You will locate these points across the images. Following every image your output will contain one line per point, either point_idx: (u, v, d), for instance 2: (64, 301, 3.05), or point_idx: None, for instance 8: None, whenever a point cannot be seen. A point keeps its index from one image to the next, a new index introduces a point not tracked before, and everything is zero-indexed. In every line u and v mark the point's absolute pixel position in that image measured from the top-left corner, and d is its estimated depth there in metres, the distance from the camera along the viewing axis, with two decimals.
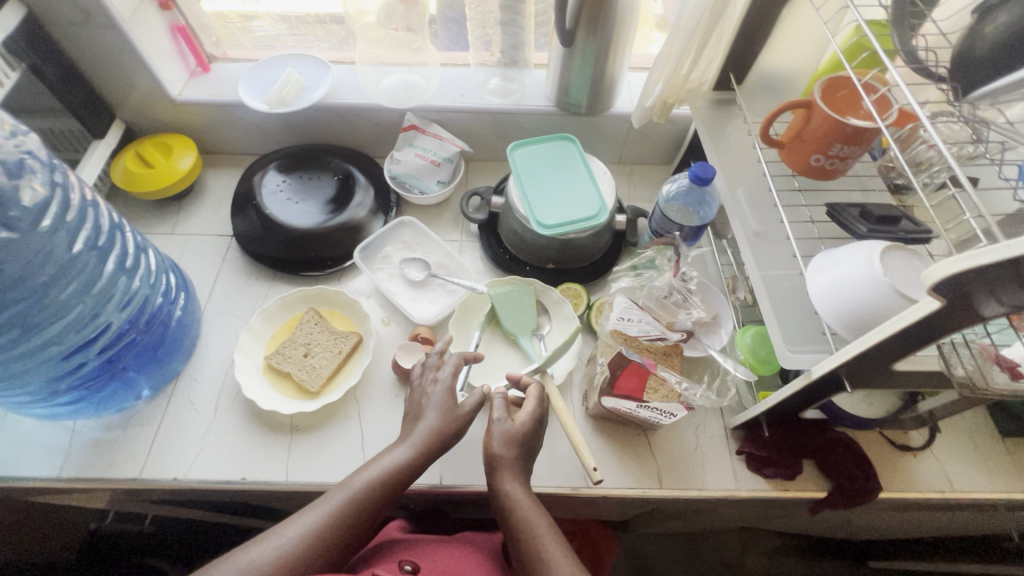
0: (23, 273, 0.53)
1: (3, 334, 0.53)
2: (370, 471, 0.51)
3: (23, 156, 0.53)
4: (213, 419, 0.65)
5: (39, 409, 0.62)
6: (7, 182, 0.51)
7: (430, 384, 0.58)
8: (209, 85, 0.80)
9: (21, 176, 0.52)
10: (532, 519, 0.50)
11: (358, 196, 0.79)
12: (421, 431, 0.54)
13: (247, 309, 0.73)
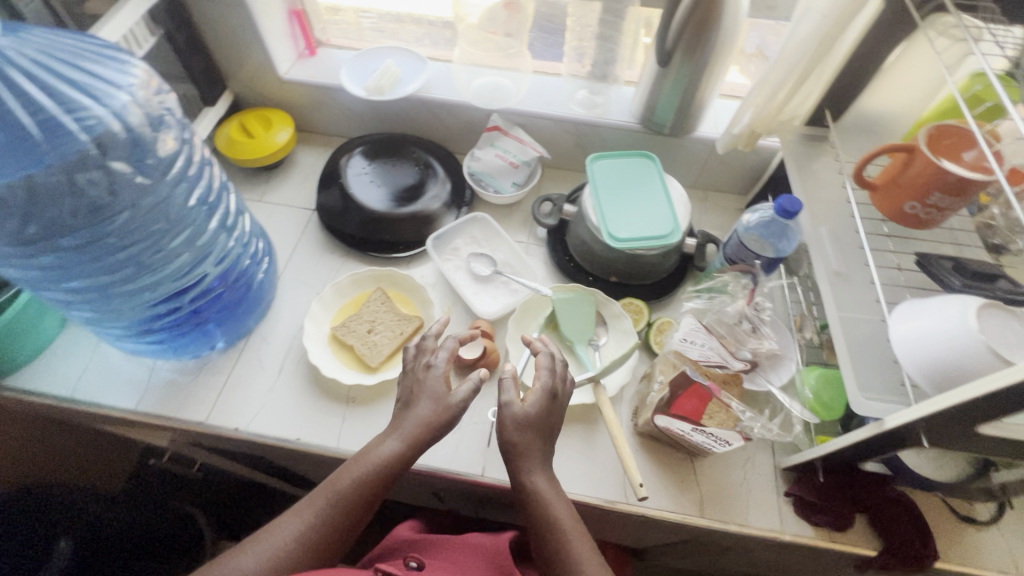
0: (146, 218, 0.58)
1: (118, 271, 0.58)
2: (359, 464, 0.53)
3: (164, 112, 0.57)
4: (277, 378, 0.69)
5: (128, 344, 0.67)
6: (148, 132, 0.56)
7: (423, 368, 0.58)
8: (314, 68, 0.85)
9: (159, 129, 0.57)
10: (556, 507, 0.52)
11: (436, 188, 0.82)
12: (409, 424, 0.55)
13: (321, 280, 0.77)
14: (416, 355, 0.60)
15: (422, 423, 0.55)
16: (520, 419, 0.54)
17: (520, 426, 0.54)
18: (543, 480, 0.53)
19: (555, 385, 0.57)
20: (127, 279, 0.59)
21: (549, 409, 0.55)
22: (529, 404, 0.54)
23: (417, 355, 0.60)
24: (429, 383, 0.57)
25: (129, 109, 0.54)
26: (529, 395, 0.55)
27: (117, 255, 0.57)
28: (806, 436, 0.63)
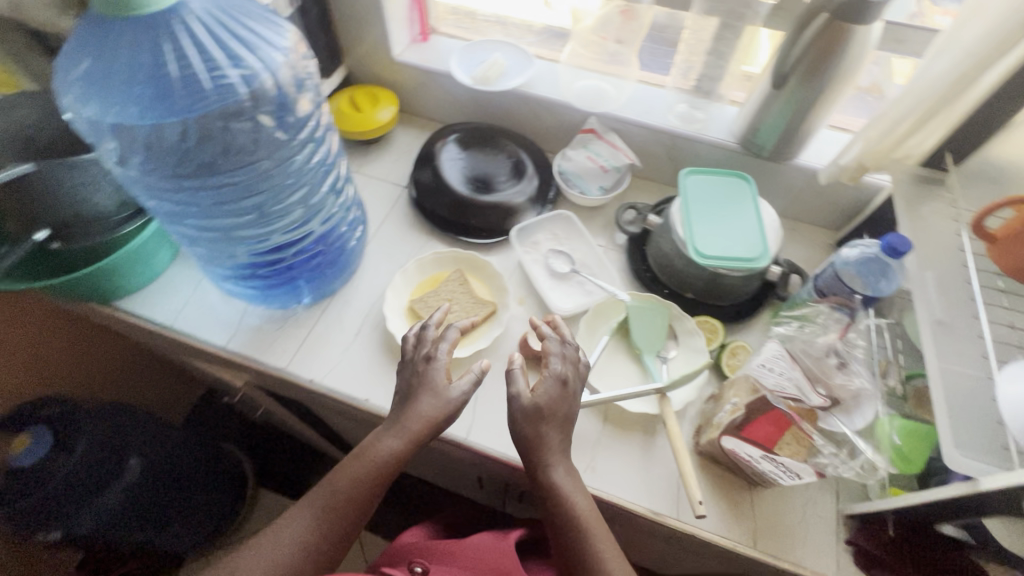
0: (272, 170, 0.64)
1: (242, 214, 0.64)
2: (360, 462, 0.56)
3: (308, 76, 0.62)
4: (354, 339, 0.72)
5: (227, 285, 0.73)
6: (291, 92, 0.61)
7: (424, 360, 0.61)
8: (425, 53, 0.89)
9: (300, 91, 0.62)
10: (575, 500, 0.55)
11: (525, 181, 0.84)
12: (409, 423, 0.57)
13: (403, 253, 0.80)
14: (415, 351, 0.62)
15: (417, 424, 0.57)
16: (532, 410, 0.57)
17: (531, 421, 0.57)
18: (564, 475, 0.56)
19: (565, 373, 0.59)
20: (245, 224, 0.66)
21: (564, 401, 0.58)
22: (539, 396, 0.57)
23: (416, 351, 0.62)
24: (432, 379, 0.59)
25: (281, 68, 0.58)
26: (537, 386, 0.58)
27: (244, 201, 0.64)
28: (878, 486, 0.60)
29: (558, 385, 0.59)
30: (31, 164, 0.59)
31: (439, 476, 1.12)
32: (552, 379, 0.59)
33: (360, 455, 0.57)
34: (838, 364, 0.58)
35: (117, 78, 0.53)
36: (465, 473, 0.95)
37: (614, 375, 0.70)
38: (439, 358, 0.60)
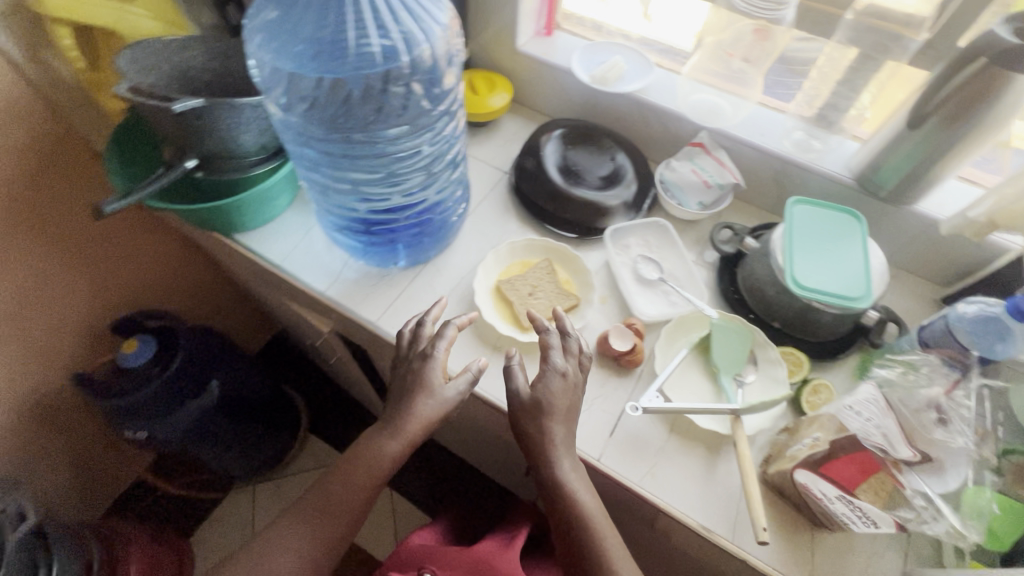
0: (404, 132, 0.70)
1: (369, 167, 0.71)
2: (364, 466, 0.65)
3: (456, 54, 0.68)
4: (441, 307, 0.75)
5: (333, 237, 0.79)
6: (440, 66, 0.67)
7: (418, 358, 0.66)
8: (547, 47, 0.92)
9: (447, 66, 0.68)
10: (580, 496, 0.59)
11: (625, 185, 0.85)
12: (407, 426, 0.64)
13: (497, 234, 0.83)
14: (414, 346, 0.68)
15: (410, 429, 0.64)
16: (531, 403, 0.62)
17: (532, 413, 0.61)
18: (569, 469, 0.60)
19: (566, 367, 0.63)
20: (372, 182, 0.73)
21: (568, 398, 0.62)
22: (539, 390, 0.62)
23: (412, 351, 0.68)
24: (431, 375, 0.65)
25: (438, 42, 0.65)
26: (535, 382, 0.62)
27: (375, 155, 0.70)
28: (956, 556, 0.57)
29: (563, 378, 0.63)
30: (201, 100, 0.63)
31: (480, 458, 1.15)
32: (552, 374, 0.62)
33: (359, 456, 0.65)
34: (938, 419, 0.54)
35: (295, 37, 0.64)
36: (511, 459, 0.97)
37: (687, 389, 0.70)
38: (435, 356, 0.66)
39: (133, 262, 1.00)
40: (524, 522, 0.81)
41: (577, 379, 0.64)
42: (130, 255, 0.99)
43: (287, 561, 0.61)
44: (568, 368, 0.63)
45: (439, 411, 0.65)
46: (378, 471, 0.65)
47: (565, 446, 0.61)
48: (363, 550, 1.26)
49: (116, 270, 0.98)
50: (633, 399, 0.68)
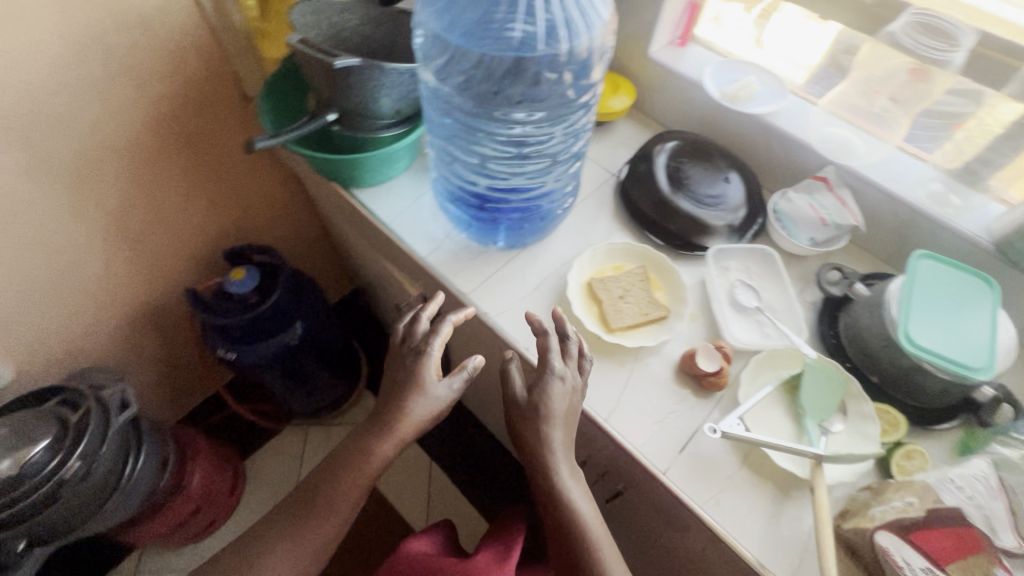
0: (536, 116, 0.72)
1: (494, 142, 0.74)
2: (354, 471, 0.69)
3: (603, 52, 0.70)
4: (532, 292, 0.77)
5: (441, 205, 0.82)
6: (587, 60, 0.69)
7: (411, 354, 0.68)
8: (680, 57, 0.91)
9: (592, 62, 0.70)
10: (579, 507, 0.61)
11: (735, 207, 0.83)
12: (396, 427, 0.67)
13: (596, 233, 0.83)
14: (411, 342, 0.70)
15: (396, 437, 0.67)
16: (529, 405, 0.63)
17: (528, 415, 0.63)
18: (568, 475, 0.62)
19: (565, 374, 0.64)
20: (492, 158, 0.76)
21: (567, 406, 0.63)
22: (538, 395, 0.63)
23: (407, 347, 0.70)
24: (426, 373, 0.67)
25: (592, 36, 0.67)
26: (536, 387, 0.63)
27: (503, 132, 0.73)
28: None
29: (568, 387, 0.64)
30: (359, 59, 0.67)
31: None
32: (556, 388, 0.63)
33: (350, 460, 0.69)
34: None
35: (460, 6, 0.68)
36: None
37: (768, 424, 0.68)
38: (428, 355, 0.67)
39: (255, 199, 1.09)
40: (518, 536, 0.82)
41: (577, 385, 0.65)
42: (253, 192, 1.08)
43: (283, 564, 0.67)
44: (566, 372, 0.64)
45: (424, 418, 0.67)
46: (367, 473, 0.69)
47: (564, 452, 0.62)
48: (395, 510, 1.32)
49: (239, 204, 1.07)
50: (711, 421, 0.67)
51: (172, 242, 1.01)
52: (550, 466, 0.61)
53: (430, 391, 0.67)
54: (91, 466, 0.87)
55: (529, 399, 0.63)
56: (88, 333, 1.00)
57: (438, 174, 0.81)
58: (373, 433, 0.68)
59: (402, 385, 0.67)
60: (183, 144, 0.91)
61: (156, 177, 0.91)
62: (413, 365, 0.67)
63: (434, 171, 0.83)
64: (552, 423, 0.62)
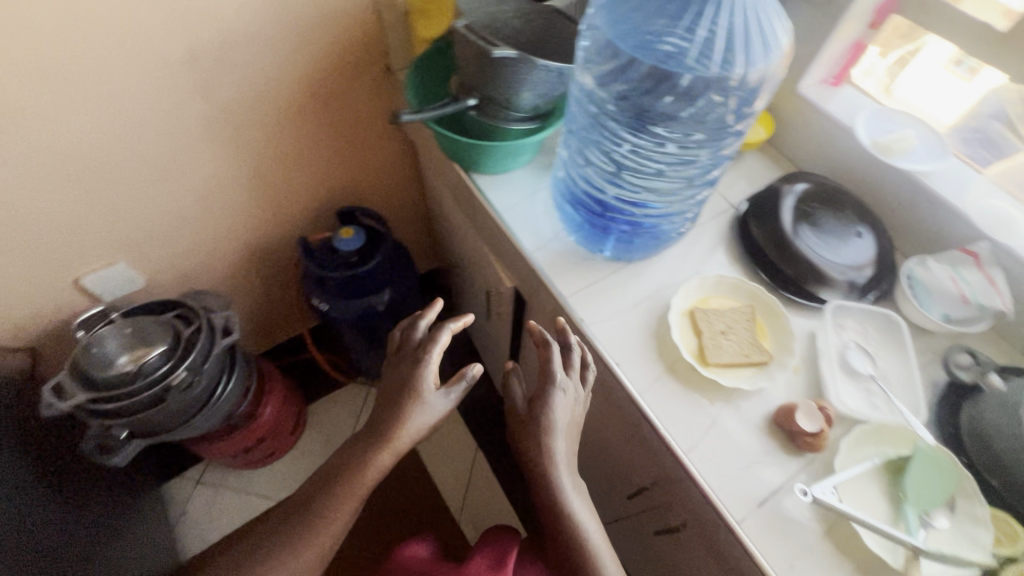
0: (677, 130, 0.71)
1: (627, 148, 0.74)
2: (353, 477, 0.71)
3: (770, 84, 0.67)
4: (630, 308, 0.76)
5: (557, 200, 0.83)
6: (752, 88, 0.67)
7: (411, 360, 0.72)
8: (830, 98, 0.86)
9: (756, 92, 0.67)
10: (578, 512, 0.66)
11: (863, 264, 0.77)
12: (395, 435, 0.69)
13: (704, 262, 0.81)
14: (413, 350, 0.74)
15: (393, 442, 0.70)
16: (531, 412, 0.68)
17: (529, 424, 0.68)
18: (569, 485, 0.67)
19: (568, 386, 0.68)
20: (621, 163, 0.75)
21: (568, 417, 0.68)
22: (537, 407, 0.68)
23: (408, 353, 0.74)
24: (425, 383, 0.70)
25: (765, 66, 0.64)
26: (538, 398, 0.68)
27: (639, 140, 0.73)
28: None
29: (569, 399, 0.68)
30: (515, 51, 0.69)
31: None
32: (560, 397, 0.67)
33: (349, 464, 0.72)
34: None
35: (636, 10, 0.69)
36: (612, 477, 0.97)
37: (862, 500, 0.63)
38: (428, 362, 0.70)
39: (372, 166, 1.15)
40: (513, 547, 0.79)
41: (578, 396, 0.70)
42: (372, 159, 1.14)
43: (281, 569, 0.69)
44: (567, 382, 0.68)
45: (420, 426, 0.70)
46: (364, 478, 0.71)
47: (565, 461, 0.67)
48: (435, 487, 1.35)
49: (357, 168, 1.13)
50: (800, 482, 0.64)
51: (294, 193, 1.09)
52: (554, 475, 0.66)
53: (428, 395, 0.70)
54: (194, 379, 0.95)
55: (529, 406, 0.69)
56: (209, 261, 1.10)
57: (565, 174, 0.82)
58: (372, 441, 0.71)
59: (400, 391, 0.71)
60: (324, 105, 0.98)
61: (295, 131, 0.99)
62: (412, 370, 0.71)
63: (559, 171, 0.83)
64: (553, 434, 0.66)
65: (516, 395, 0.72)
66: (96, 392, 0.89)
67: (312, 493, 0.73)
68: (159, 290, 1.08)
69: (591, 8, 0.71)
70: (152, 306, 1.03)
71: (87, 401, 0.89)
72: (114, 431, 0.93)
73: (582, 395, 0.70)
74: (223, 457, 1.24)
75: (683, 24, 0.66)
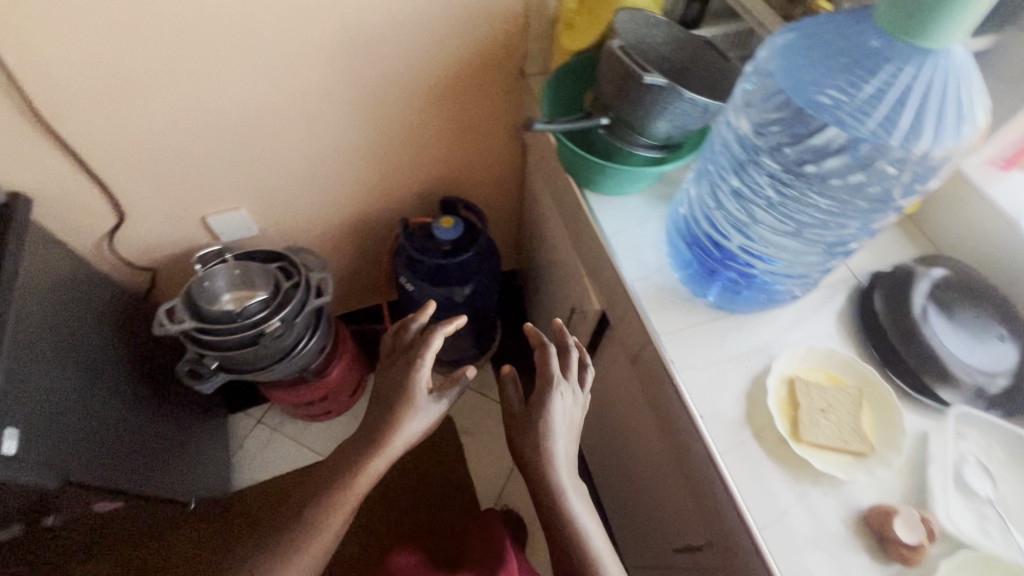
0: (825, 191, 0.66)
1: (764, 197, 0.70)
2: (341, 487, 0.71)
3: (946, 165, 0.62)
4: (725, 362, 0.73)
5: (671, 234, 0.81)
6: (925, 164, 0.61)
7: (402, 362, 0.76)
8: (994, 181, 0.78)
9: (928, 169, 0.62)
10: (579, 512, 0.71)
11: (1001, 371, 0.69)
12: (389, 441, 0.71)
13: (814, 331, 0.75)
14: (406, 355, 0.77)
15: (383, 444, 0.71)
16: (531, 412, 0.74)
17: (529, 425, 0.73)
18: (567, 481, 0.72)
19: (564, 390, 0.75)
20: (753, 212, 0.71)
21: (567, 419, 0.74)
22: (537, 408, 0.73)
23: (402, 356, 0.77)
24: (416, 387, 0.73)
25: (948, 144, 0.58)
26: (539, 399, 0.74)
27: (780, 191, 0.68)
28: None
29: (568, 400, 0.75)
30: (666, 79, 0.68)
31: (617, 495, 1.13)
32: (561, 397, 0.74)
33: (342, 468, 0.72)
34: None
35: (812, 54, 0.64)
36: (659, 524, 0.93)
37: None
38: (421, 366, 0.74)
39: (483, 162, 1.18)
40: None
41: (577, 398, 0.77)
42: (484, 155, 1.17)
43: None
44: (565, 384, 0.75)
45: (407, 429, 0.72)
46: (352, 484, 0.71)
47: (564, 457, 0.73)
48: (472, 483, 1.36)
49: (468, 160, 1.16)
50: None
51: (406, 174, 1.14)
52: (553, 470, 0.71)
53: (422, 397, 0.73)
54: (285, 330, 1.02)
55: (529, 408, 0.74)
56: (318, 222, 1.17)
57: (689, 213, 0.78)
58: (364, 445, 0.72)
59: (394, 395, 0.73)
60: (455, 96, 1.01)
61: (423, 116, 1.03)
62: (406, 373, 0.73)
63: (682, 208, 0.80)
64: (553, 435, 0.72)
65: (516, 399, 0.77)
66: (200, 323, 0.96)
67: (305, 494, 0.74)
68: (270, 239, 1.16)
69: (764, 49, 0.68)
70: (259, 253, 1.11)
71: (190, 329, 0.96)
72: (206, 361, 1.00)
73: (580, 399, 0.77)
74: (285, 403, 1.31)
75: (867, 89, 0.60)
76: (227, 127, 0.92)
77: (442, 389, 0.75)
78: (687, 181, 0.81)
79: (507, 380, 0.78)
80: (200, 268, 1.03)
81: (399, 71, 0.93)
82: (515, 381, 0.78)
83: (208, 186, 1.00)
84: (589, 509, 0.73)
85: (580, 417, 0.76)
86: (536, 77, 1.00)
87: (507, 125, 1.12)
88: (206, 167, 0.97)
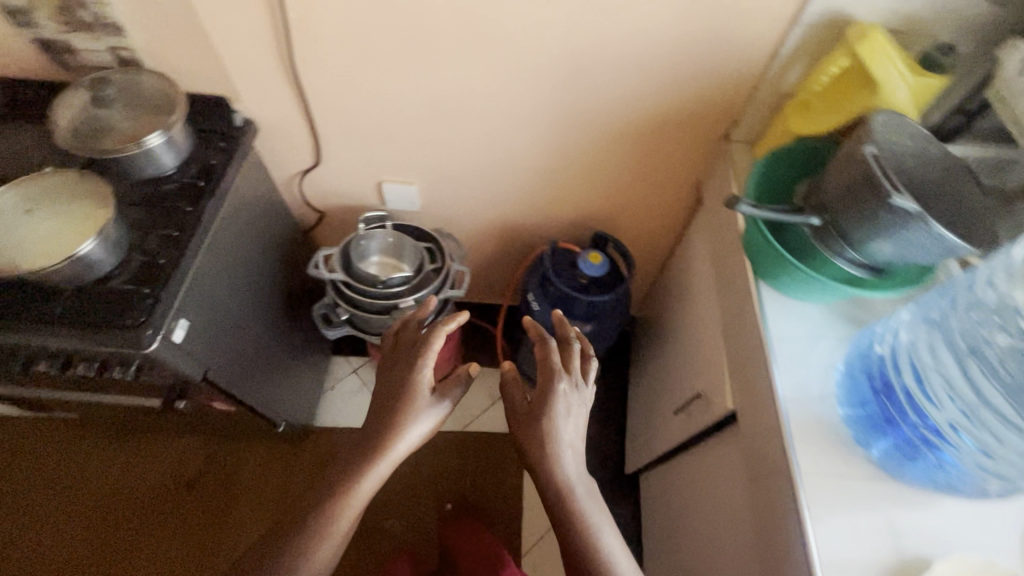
0: None
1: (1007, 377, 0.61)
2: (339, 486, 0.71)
3: None
4: (869, 529, 0.62)
5: (852, 365, 0.71)
6: None
7: (401, 360, 0.78)
8: None
9: None
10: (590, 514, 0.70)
11: None
12: (392, 444, 0.72)
13: (992, 535, 0.62)
14: (408, 355, 0.79)
15: (383, 448, 0.72)
16: (535, 406, 0.74)
17: (534, 417, 0.73)
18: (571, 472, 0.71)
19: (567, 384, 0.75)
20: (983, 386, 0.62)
21: (573, 415, 0.74)
22: (542, 401, 0.74)
23: (405, 351, 0.80)
24: (417, 388, 0.75)
25: None
26: (546, 390, 0.74)
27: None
28: None
29: (573, 394, 0.75)
30: (918, 207, 0.59)
31: None
32: (567, 391, 0.74)
33: (342, 478, 0.71)
34: None
35: None
36: None
37: None
38: (424, 365, 0.76)
39: (649, 208, 1.15)
40: None
41: (582, 393, 0.76)
42: (652, 202, 1.13)
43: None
44: (567, 377, 0.75)
45: (408, 434, 0.73)
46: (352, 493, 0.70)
47: (572, 447, 0.72)
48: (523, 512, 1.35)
49: (636, 203, 1.13)
50: None
51: (572, 198, 1.13)
52: (562, 459, 0.71)
53: (423, 395, 0.75)
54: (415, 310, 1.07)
55: (533, 404, 0.74)
56: (473, 216, 1.20)
57: (890, 356, 0.68)
58: (365, 453, 0.72)
59: (396, 397, 0.74)
60: (652, 141, 0.99)
61: (613, 149, 1.01)
62: (408, 372, 0.75)
63: (879, 346, 0.70)
64: (557, 426, 0.72)
65: (518, 397, 0.77)
66: (347, 278, 1.03)
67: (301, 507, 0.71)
68: (426, 218, 1.21)
69: None
70: (415, 229, 1.16)
71: (337, 281, 1.03)
72: (339, 311, 1.08)
73: (586, 394, 0.77)
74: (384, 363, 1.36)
75: None
76: (435, 111, 0.96)
77: (437, 391, 0.77)
78: (896, 316, 0.72)
79: (510, 380, 0.78)
80: (363, 226, 1.10)
81: (611, 101, 0.92)
82: (516, 379, 0.79)
83: (396, 157, 1.07)
84: (600, 509, 0.71)
85: (586, 416, 0.75)
86: (741, 144, 0.95)
87: (688, 180, 1.07)
88: (403, 141, 1.03)
